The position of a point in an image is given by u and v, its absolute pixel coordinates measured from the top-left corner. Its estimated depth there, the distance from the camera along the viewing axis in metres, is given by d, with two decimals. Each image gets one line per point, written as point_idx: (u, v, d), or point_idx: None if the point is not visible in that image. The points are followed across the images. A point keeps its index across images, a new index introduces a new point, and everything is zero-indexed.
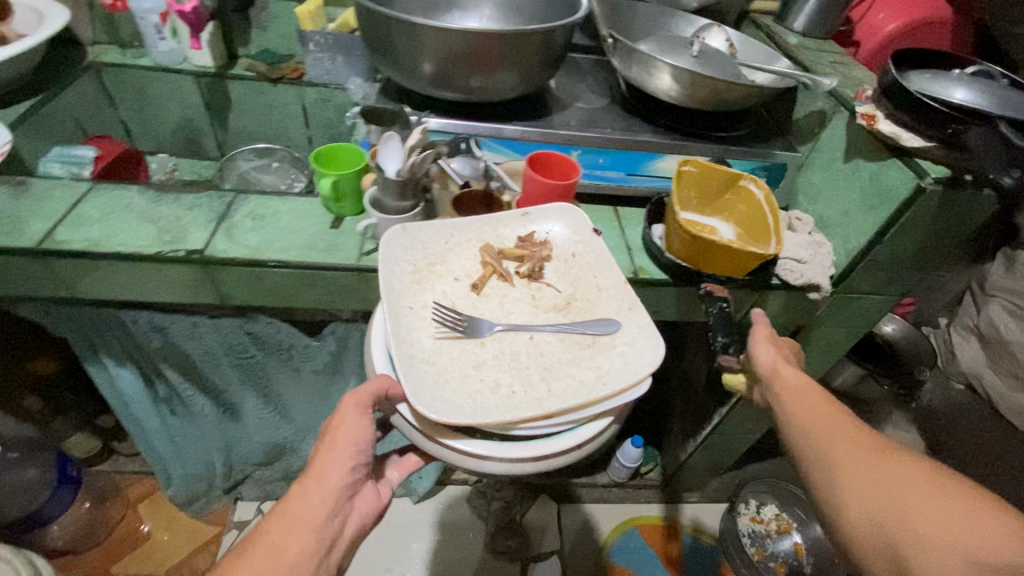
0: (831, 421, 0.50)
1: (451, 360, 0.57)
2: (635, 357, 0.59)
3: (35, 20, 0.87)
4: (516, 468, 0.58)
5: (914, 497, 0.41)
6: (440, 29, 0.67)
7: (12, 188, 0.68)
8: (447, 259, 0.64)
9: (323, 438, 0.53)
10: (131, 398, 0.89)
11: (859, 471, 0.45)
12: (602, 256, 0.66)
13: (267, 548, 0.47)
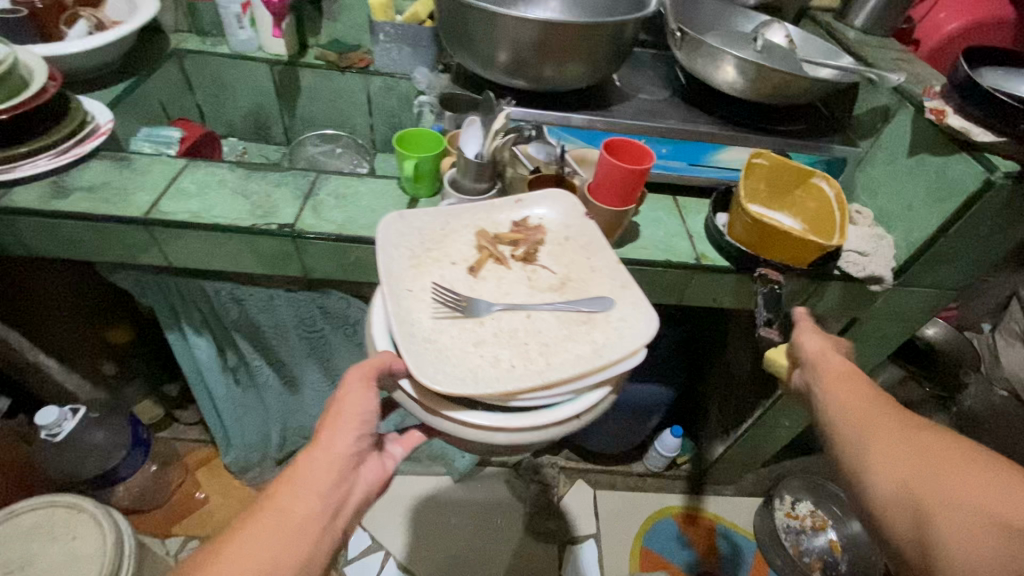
0: (868, 402, 0.51)
1: (451, 338, 0.58)
2: (632, 329, 0.59)
3: (127, 8, 0.93)
4: (522, 439, 0.56)
5: (950, 463, 0.42)
6: (519, 20, 0.71)
7: (117, 163, 0.74)
8: (444, 244, 0.65)
9: (328, 410, 0.53)
10: (204, 366, 0.95)
11: (893, 439, 0.46)
12: (595, 238, 0.66)
13: (277, 510, 0.48)
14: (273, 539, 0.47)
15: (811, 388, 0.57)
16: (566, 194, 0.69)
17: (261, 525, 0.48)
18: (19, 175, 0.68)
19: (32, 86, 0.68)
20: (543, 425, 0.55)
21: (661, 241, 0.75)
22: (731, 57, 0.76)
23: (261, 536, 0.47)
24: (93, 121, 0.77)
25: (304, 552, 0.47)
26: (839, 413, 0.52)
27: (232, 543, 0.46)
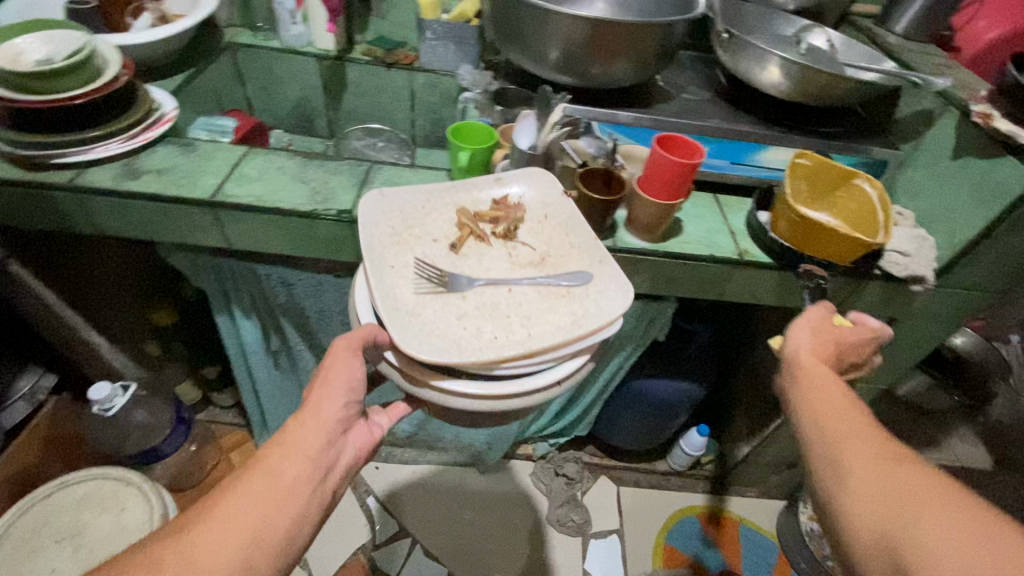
0: (850, 424, 0.49)
1: (435, 312, 0.60)
2: (608, 302, 0.62)
3: (187, 2, 0.97)
4: (502, 405, 0.59)
5: (927, 505, 0.40)
6: (572, 18, 0.73)
7: (183, 148, 0.77)
8: (424, 222, 0.67)
9: (315, 379, 0.56)
10: (249, 348, 0.98)
11: (869, 475, 0.44)
12: (574, 216, 0.69)
13: (265, 472, 0.49)
14: (264, 499, 0.48)
15: (791, 397, 0.55)
16: (543, 171, 0.72)
17: (251, 486, 0.48)
18: (91, 157, 0.71)
19: (107, 74, 0.72)
20: (522, 393, 0.59)
21: (704, 237, 0.77)
22: (776, 57, 0.78)
23: (251, 497, 0.48)
24: (159, 108, 0.80)
25: (296, 510, 0.49)
26: (816, 439, 0.49)
27: (222, 504, 0.47)
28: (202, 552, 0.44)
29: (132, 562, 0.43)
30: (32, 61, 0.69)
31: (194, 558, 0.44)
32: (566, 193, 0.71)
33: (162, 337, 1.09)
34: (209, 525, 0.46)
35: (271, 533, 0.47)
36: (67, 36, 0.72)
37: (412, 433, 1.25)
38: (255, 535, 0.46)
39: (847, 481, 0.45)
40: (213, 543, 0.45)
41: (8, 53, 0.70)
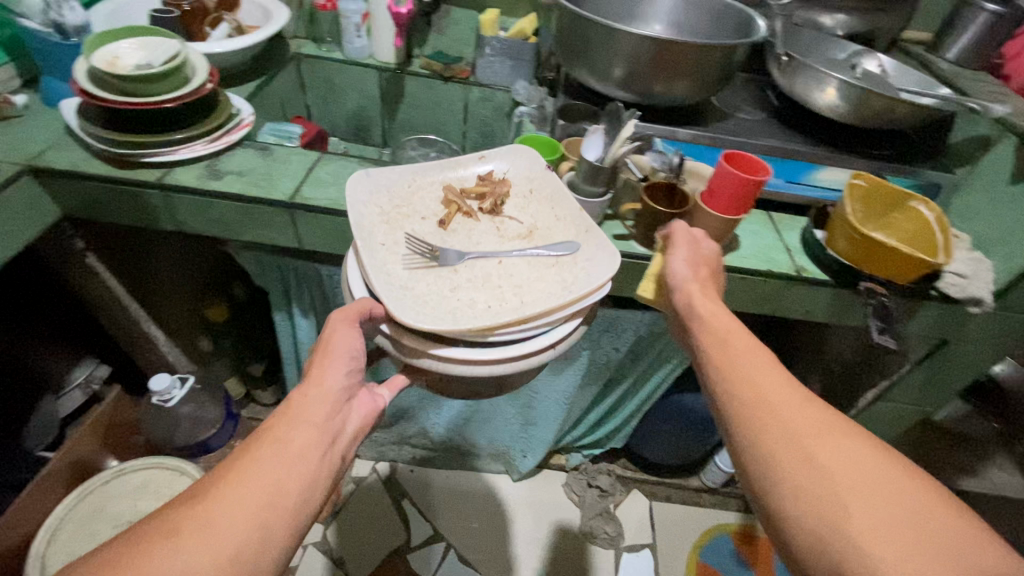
0: (778, 395, 0.49)
1: (429, 285, 0.64)
2: (594, 269, 0.66)
3: (260, 14, 1.02)
4: (498, 369, 0.62)
5: (858, 487, 0.42)
6: (639, 37, 0.76)
7: (260, 152, 0.81)
8: (413, 202, 0.73)
9: (315, 354, 0.58)
10: (303, 346, 1.01)
11: (802, 457, 0.45)
12: (558, 190, 0.74)
13: (274, 441, 0.49)
14: (274, 465, 0.47)
15: (706, 356, 0.55)
16: (525, 148, 0.79)
17: (261, 454, 0.48)
18: (176, 158, 0.75)
19: (196, 80, 0.76)
20: (518, 358, 0.62)
21: (761, 252, 0.78)
22: (835, 79, 0.80)
23: (261, 465, 0.47)
24: (237, 114, 0.84)
25: (308, 475, 0.48)
26: (745, 413, 0.49)
27: (232, 472, 0.46)
28: (219, 516, 0.43)
29: (145, 532, 0.42)
30: (130, 65, 0.73)
31: (211, 523, 0.43)
32: (550, 168, 0.77)
33: (214, 333, 1.14)
34: (222, 491, 0.44)
35: (285, 497, 0.46)
36: (161, 43, 0.77)
37: (449, 439, 1.26)
38: (269, 499, 0.45)
39: (783, 463, 0.45)
40: (228, 507, 0.44)
41: (106, 56, 0.74)
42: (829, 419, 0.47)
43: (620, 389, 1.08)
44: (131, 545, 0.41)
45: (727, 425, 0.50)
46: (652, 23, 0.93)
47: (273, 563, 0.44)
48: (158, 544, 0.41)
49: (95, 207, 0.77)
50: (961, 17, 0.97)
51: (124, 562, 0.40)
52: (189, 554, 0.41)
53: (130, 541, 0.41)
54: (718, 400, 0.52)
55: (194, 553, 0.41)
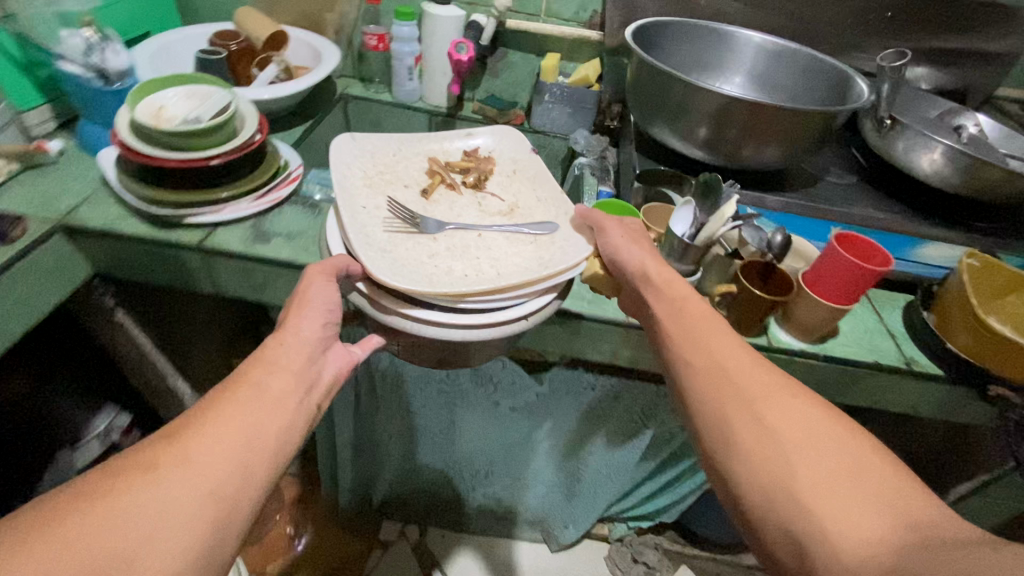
0: (734, 360, 0.51)
1: (409, 250, 0.68)
2: (570, 248, 0.70)
3: (308, 54, 0.97)
4: (472, 334, 0.62)
5: (800, 440, 0.44)
6: (730, 98, 0.68)
7: (309, 209, 0.75)
8: (396, 170, 0.79)
9: (288, 307, 0.55)
10: (340, 406, 0.94)
11: (750, 418, 0.47)
12: (539, 173, 0.82)
13: (250, 387, 0.47)
14: (248, 410, 0.45)
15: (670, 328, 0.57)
16: (511, 133, 0.87)
17: (235, 401, 0.45)
18: (220, 218, 0.68)
19: (246, 133, 0.70)
20: (493, 324, 0.62)
21: (863, 338, 0.70)
22: (941, 144, 0.72)
23: (235, 409, 0.45)
24: (285, 167, 0.78)
25: (286, 420, 0.46)
26: (702, 383, 0.51)
27: (205, 415, 0.44)
28: (195, 456, 0.41)
29: (115, 471, 0.39)
30: (177, 117, 0.67)
31: (188, 461, 0.41)
32: (535, 152, 0.85)
33: None
34: (198, 431, 0.42)
35: (261, 443, 0.44)
36: (210, 92, 0.71)
37: (483, 503, 1.18)
38: (246, 443, 0.43)
39: (733, 424, 0.47)
40: (204, 448, 0.42)
41: (150, 106, 0.68)
42: (777, 384, 0.49)
43: (678, 466, 0.98)
44: (100, 483, 0.39)
45: (685, 397, 0.52)
46: (732, 77, 0.85)
47: (252, 503, 0.42)
48: (132, 482, 0.39)
49: (127, 265, 0.71)
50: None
51: (97, 499, 0.37)
52: (167, 491, 0.39)
53: (98, 478, 0.39)
54: (677, 377, 0.53)
55: (174, 489, 0.39)
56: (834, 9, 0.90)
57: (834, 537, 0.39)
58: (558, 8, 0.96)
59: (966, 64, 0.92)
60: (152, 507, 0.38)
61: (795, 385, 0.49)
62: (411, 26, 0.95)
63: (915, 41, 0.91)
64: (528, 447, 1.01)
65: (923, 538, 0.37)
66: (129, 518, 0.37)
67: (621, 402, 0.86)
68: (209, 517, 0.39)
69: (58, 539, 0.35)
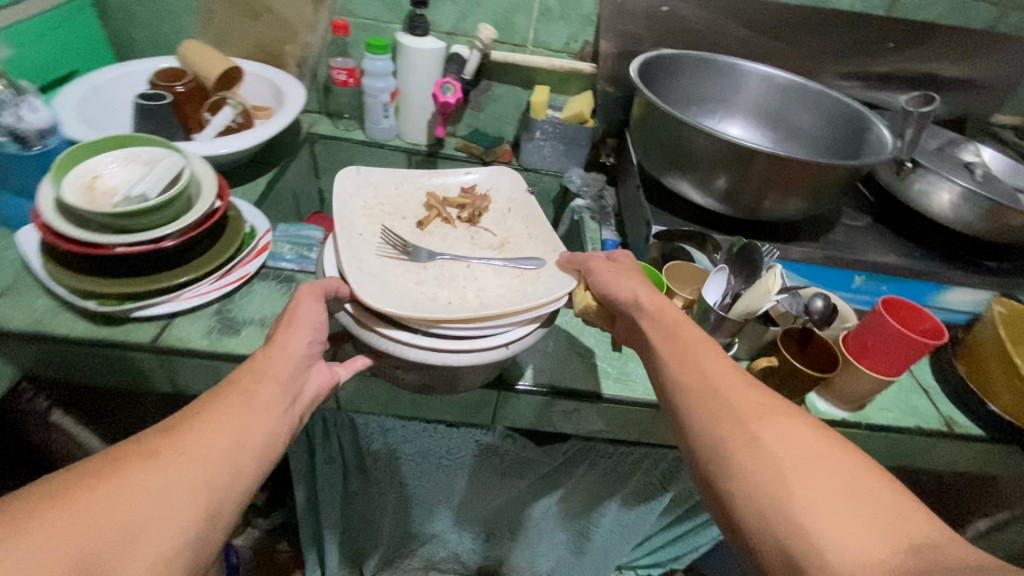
0: (730, 378, 0.45)
1: (396, 275, 0.60)
2: (556, 282, 0.60)
3: (268, 91, 0.86)
4: (450, 360, 0.53)
5: (795, 460, 0.39)
6: (751, 149, 0.62)
7: (285, 288, 0.65)
8: (396, 202, 0.70)
9: (277, 324, 0.50)
10: (325, 489, 0.84)
11: (740, 435, 0.41)
12: (533, 211, 0.70)
13: (240, 392, 0.42)
14: (245, 410, 0.41)
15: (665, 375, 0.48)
16: (510, 173, 0.75)
17: (230, 399, 0.42)
18: (177, 307, 0.58)
19: (204, 202, 0.59)
20: (473, 349, 0.53)
21: (900, 399, 0.66)
22: (956, 184, 0.69)
23: (231, 408, 0.41)
24: (251, 234, 0.67)
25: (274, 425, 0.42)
26: (696, 406, 0.44)
27: (204, 409, 0.40)
28: (195, 447, 0.38)
29: (109, 458, 0.36)
30: (112, 189, 0.56)
31: (187, 451, 0.37)
32: (531, 192, 0.72)
33: None
34: (195, 426, 0.39)
35: (258, 441, 0.41)
36: (156, 156, 0.60)
37: (485, 563, 1.10)
38: (243, 440, 0.40)
39: (725, 444, 0.41)
40: (204, 440, 0.38)
41: (82, 180, 0.56)
42: (769, 401, 0.43)
43: (694, 521, 0.93)
44: (95, 468, 0.35)
45: (680, 425, 0.45)
46: (738, 117, 0.80)
47: (240, 500, 0.38)
48: (131, 469, 0.35)
49: (63, 368, 0.59)
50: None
51: (91, 484, 0.34)
52: (167, 479, 0.35)
53: (92, 465, 0.35)
54: (677, 416, 0.46)
55: (170, 478, 0.36)
56: (840, 39, 0.85)
57: (832, 563, 0.33)
58: (547, 39, 0.88)
59: (966, 93, 0.90)
60: (152, 496, 0.34)
61: (793, 408, 0.43)
62: (385, 60, 0.85)
63: (917, 70, 0.88)
64: (534, 511, 0.93)
65: (925, 564, 0.32)
66: (128, 504, 0.34)
67: (639, 468, 0.80)
68: (205, 511, 0.36)
69: (48, 522, 0.31)
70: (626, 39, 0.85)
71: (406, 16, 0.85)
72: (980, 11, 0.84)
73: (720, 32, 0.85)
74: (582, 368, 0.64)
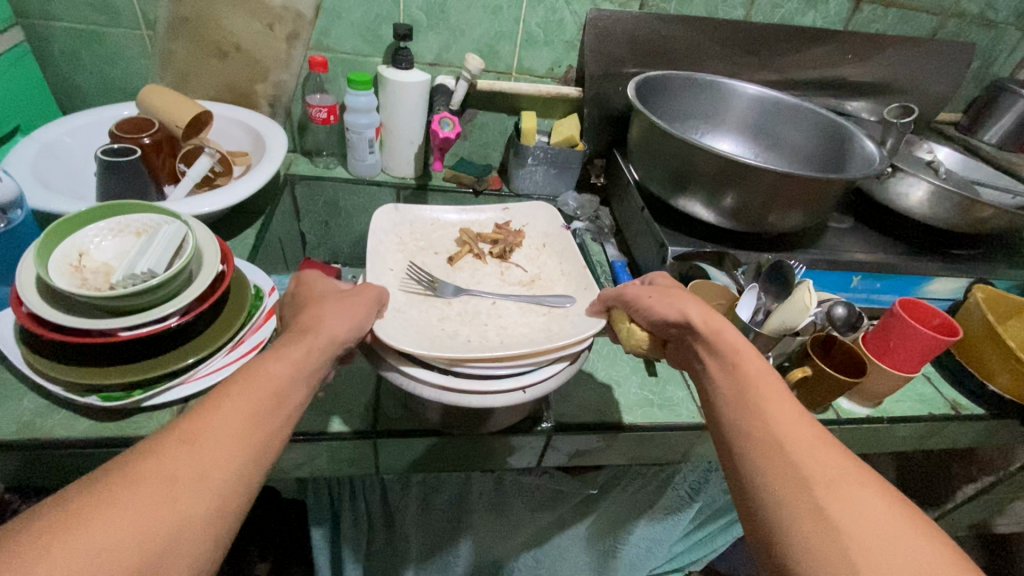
0: (796, 427, 0.39)
1: (421, 310, 0.57)
2: (583, 321, 0.57)
3: (244, 136, 0.80)
4: (464, 400, 0.49)
5: (872, 543, 0.33)
6: (759, 171, 0.64)
7: None
8: (431, 238, 0.69)
9: (307, 314, 0.46)
10: (348, 554, 0.79)
11: (807, 505, 0.35)
12: (569, 245, 0.68)
13: (255, 395, 0.37)
14: (263, 416, 0.36)
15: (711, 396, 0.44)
16: (546, 207, 0.73)
17: (246, 400, 0.36)
18: (189, 389, 0.52)
19: (209, 272, 0.54)
20: (488, 393, 0.49)
21: (908, 389, 0.71)
22: (927, 181, 0.75)
23: (243, 416, 0.36)
24: (257, 295, 0.61)
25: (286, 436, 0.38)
26: (759, 466, 0.38)
27: (221, 413, 0.35)
28: (207, 465, 0.33)
29: (115, 476, 0.31)
30: (103, 267, 0.51)
31: (205, 467, 0.32)
32: (566, 226, 0.70)
33: None
34: (206, 437, 0.34)
35: (273, 449, 0.36)
36: (154, 225, 0.55)
37: None
38: (261, 448, 0.35)
39: (791, 514, 0.35)
40: (220, 451, 0.33)
41: (69, 259, 0.50)
42: (843, 460, 0.37)
43: (716, 524, 0.95)
44: (98, 490, 0.30)
45: (738, 477, 0.39)
46: (728, 133, 0.84)
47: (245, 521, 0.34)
48: (144, 491, 0.30)
49: (58, 474, 0.52)
50: (998, 101, 1.00)
51: (98, 510, 0.29)
52: (183, 502, 0.31)
53: (95, 484, 0.30)
54: (742, 477, 0.39)
55: (179, 507, 0.30)
56: (805, 52, 0.91)
57: None
58: (531, 65, 0.87)
59: (911, 95, 0.99)
60: (168, 521, 0.30)
61: (870, 471, 0.37)
62: (369, 95, 0.81)
63: (872, 76, 0.95)
64: (562, 540, 0.91)
65: None
66: (141, 532, 0.29)
67: (669, 484, 0.80)
68: (218, 534, 0.32)
69: (50, 559, 0.26)
70: (611, 62, 0.85)
71: (387, 48, 0.83)
72: (923, 21, 0.92)
73: (698, 50, 0.88)
74: (620, 397, 0.64)
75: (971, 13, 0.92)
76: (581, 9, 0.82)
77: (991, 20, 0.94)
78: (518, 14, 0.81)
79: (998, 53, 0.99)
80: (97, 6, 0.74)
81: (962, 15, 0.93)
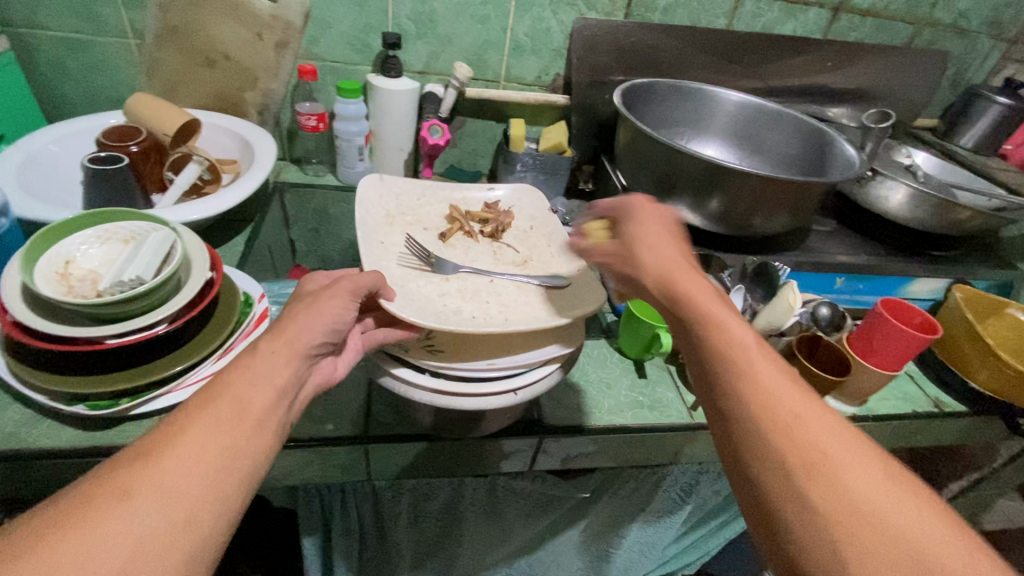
0: (782, 383, 0.36)
1: (419, 286, 0.57)
2: (579, 300, 0.57)
3: (231, 143, 0.81)
4: (456, 400, 0.49)
5: (863, 503, 0.31)
6: (742, 174, 0.65)
7: None
8: (419, 212, 0.69)
9: (293, 307, 0.45)
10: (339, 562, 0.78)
11: (796, 470, 0.32)
12: (557, 230, 0.69)
13: (231, 401, 0.36)
14: (235, 423, 0.35)
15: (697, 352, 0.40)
16: (533, 191, 0.75)
17: (212, 413, 0.35)
18: (178, 397, 0.51)
19: (199, 278, 0.53)
20: (480, 394, 0.49)
21: (893, 387, 0.72)
22: (905, 184, 0.76)
23: (217, 425, 0.34)
24: (247, 301, 0.61)
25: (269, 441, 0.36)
26: (748, 427, 0.35)
27: (193, 423, 0.34)
28: (172, 477, 0.31)
29: (72, 501, 0.29)
30: (90, 275, 0.51)
31: (174, 480, 0.31)
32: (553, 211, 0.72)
33: None
34: (176, 447, 0.32)
35: (255, 455, 0.35)
36: (139, 233, 0.55)
37: None
38: (233, 455, 0.33)
39: (783, 480, 0.33)
40: (187, 462, 0.32)
41: (55, 267, 0.50)
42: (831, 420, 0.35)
43: (707, 526, 0.96)
44: (64, 510, 0.29)
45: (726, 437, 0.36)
46: (711, 140, 0.86)
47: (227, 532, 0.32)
48: (98, 514, 0.29)
49: (43, 485, 0.51)
50: (974, 107, 1.03)
51: (46, 545, 0.27)
52: (148, 519, 0.29)
53: (51, 510, 0.29)
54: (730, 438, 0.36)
55: (141, 525, 0.29)
56: (785, 60, 0.93)
57: None
58: (519, 73, 0.89)
59: (890, 102, 1.01)
60: (124, 542, 0.28)
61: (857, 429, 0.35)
62: (358, 103, 0.81)
63: (852, 84, 0.98)
64: (556, 546, 0.91)
65: None
66: (104, 555, 0.27)
67: (661, 487, 0.81)
68: (190, 549, 0.30)
69: None
70: (598, 70, 0.87)
71: (376, 56, 0.83)
72: (899, 30, 0.95)
73: (683, 58, 0.89)
74: (611, 399, 0.65)
75: (944, 22, 0.95)
76: (567, 19, 0.84)
77: (963, 28, 0.97)
78: (505, 23, 0.83)
79: (971, 61, 1.02)
80: (83, 15, 0.74)
81: (935, 24, 0.95)
